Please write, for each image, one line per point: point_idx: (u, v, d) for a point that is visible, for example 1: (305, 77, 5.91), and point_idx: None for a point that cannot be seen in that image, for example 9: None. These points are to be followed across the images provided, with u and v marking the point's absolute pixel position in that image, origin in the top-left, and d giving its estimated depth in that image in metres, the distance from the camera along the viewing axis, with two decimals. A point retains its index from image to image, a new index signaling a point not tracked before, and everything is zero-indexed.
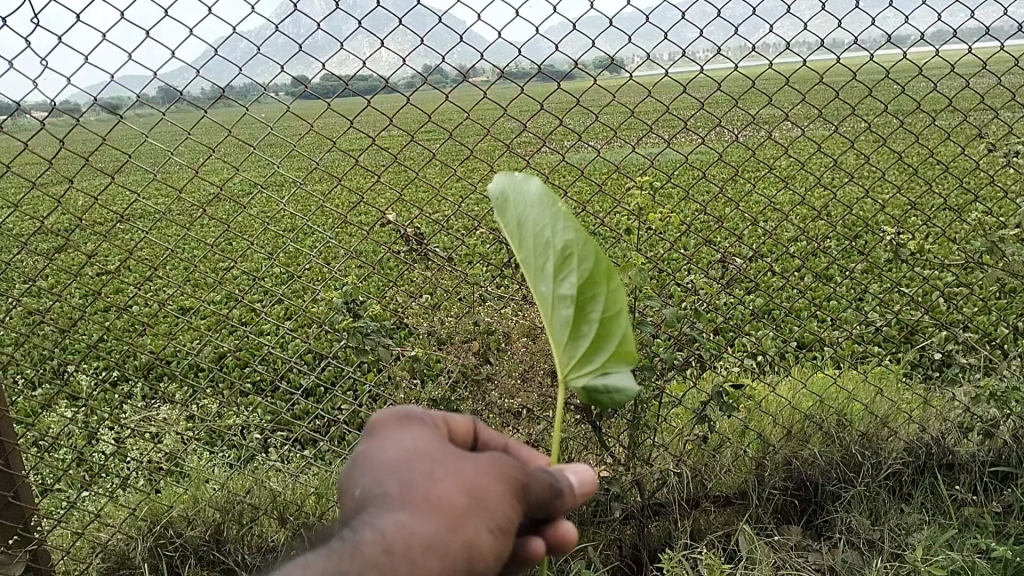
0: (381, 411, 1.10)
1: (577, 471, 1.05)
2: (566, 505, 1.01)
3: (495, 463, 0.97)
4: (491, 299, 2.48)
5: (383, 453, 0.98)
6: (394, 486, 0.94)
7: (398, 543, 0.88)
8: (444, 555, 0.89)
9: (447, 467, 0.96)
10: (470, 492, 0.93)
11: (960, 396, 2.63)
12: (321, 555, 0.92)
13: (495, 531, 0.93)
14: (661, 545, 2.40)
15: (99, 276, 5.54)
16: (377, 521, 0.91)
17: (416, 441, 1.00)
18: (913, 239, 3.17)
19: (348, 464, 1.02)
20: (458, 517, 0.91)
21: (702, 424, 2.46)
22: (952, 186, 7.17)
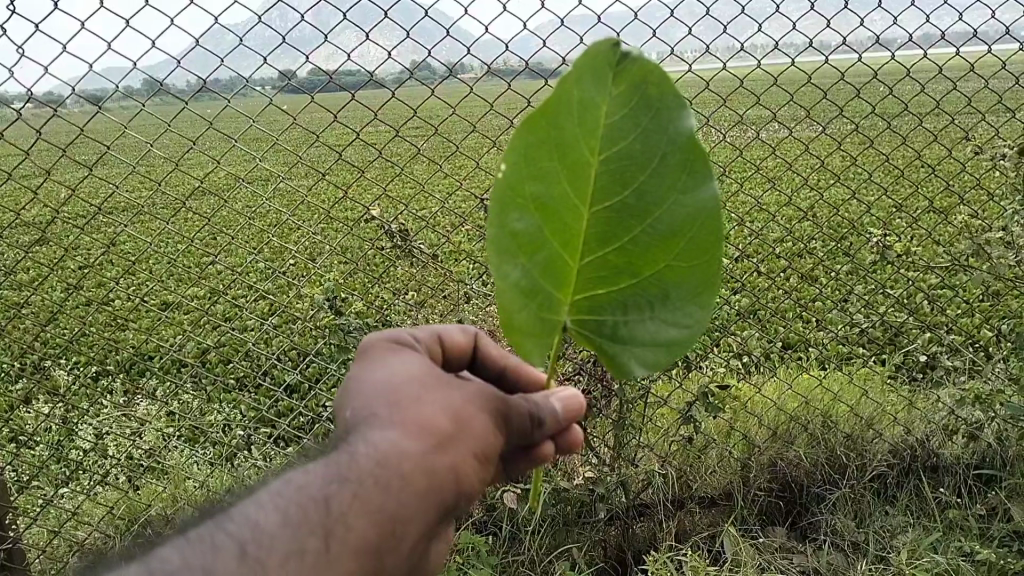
0: (377, 335, 1.15)
1: (562, 395, 1.11)
2: (548, 432, 1.08)
3: (481, 393, 1.03)
4: (477, 297, 2.46)
5: (375, 376, 1.03)
6: (385, 406, 0.99)
7: (390, 458, 0.93)
8: (432, 475, 0.94)
9: (436, 393, 1.01)
10: (457, 420, 0.98)
11: (946, 398, 2.64)
12: (319, 464, 0.98)
13: (480, 452, 0.99)
14: (646, 546, 2.38)
15: (78, 270, 5.47)
16: (371, 437, 0.96)
17: (408, 364, 1.05)
18: (898, 241, 3.17)
19: (342, 385, 1.07)
20: (446, 439, 0.96)
21: (688, 424, 2.45)
22: (937, 189, 7.23)
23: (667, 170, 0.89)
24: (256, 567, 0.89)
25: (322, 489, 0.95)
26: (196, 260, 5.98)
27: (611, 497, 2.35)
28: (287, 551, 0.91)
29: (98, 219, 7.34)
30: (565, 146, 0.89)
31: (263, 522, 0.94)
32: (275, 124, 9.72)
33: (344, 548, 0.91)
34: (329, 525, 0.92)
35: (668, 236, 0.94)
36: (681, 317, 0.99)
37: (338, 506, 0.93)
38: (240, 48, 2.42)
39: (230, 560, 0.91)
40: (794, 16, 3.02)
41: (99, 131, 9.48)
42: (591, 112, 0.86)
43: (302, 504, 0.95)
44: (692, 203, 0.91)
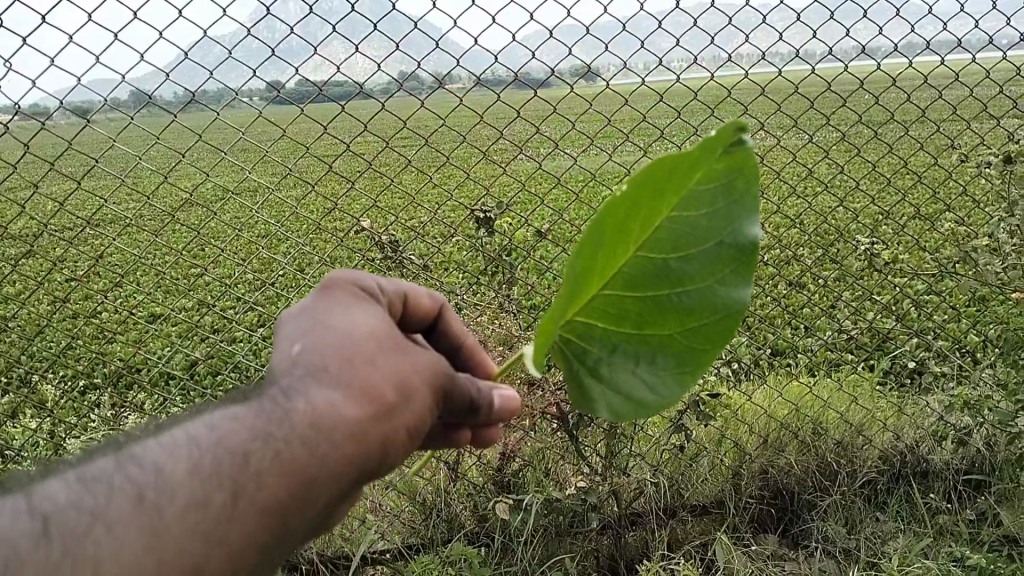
0: (344, 276, 1.05)
1: (503, 391, 1.06)
2: (481, 420, 1.04)
3: (433, 365, 0.95)
4: (467, 307, 2.47)
5: (331, 321, 0.93)
6: (333, 358, 0.89)
7: (324, 418, 0.84)
8: (363, 445, 0.85)
9: (388, 355, 0.91)
10: (402, 390, 0.90)
11: (934, 404, 2.65)
12: (247, 410, 0.87)
13: (415, 428, 0.91)
14: (638, 555, 2.39)
15: (65, 283, 5.43)
16: (309, 391, 0.86)
17: (369, 319, 0.95)
18: (886, 248, 3.19)
19: (291, 323, 0.96)
20: (387, 410, 0.88)
21: (679, 432, 2.46)
22: (923, 196, 7.30)
23: (720, 265, 0.89)
24: (149, 513, 0.77)
25: (244, 439, 0.84)
26: (185, 271, 5.96)
27: (603, 506, 2.35)
28: (190, 501, 0.79)
29: (85, 232, 7.30)
30: (657, 194, 0.85)
31: (170, 466, 0.82)
32: (264, 135, 9.71)
33: (253, 508, 0.80)
34: (241, 480, 0.81)
35: (686, 309, 0.94)
36: (660, 389, 1.00)
37: (256, 460, 0.82)
38: (230, 59, 2.43)
39: (121, 500, 0.78)
40: (779, 25, 3.04)
41: (85, 143, 9.44)
42: (695, 179, 0.83)
43: (217, 451, 0.83)
44: (722, 298, 0.91)
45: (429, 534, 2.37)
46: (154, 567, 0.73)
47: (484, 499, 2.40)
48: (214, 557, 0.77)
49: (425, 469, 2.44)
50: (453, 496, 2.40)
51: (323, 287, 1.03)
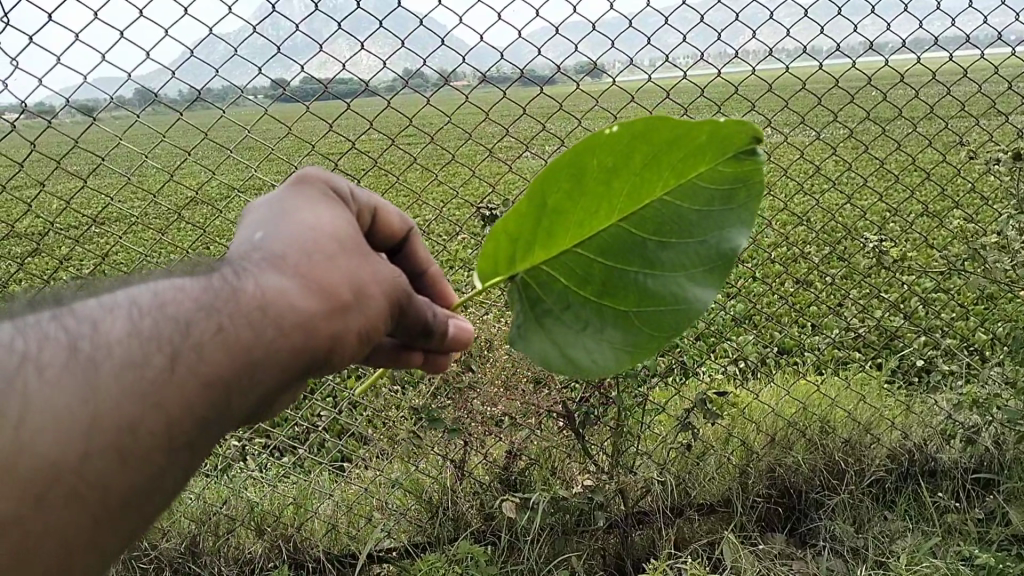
0: (318, 172, 1.04)
1: (458, 324, 1.06)
2: (430, 343, 1.03)
3: (394, 275, 0.93)
4: (472, 305, 2.46)
5: (296, 217, 0.92)
6: (291, 251, 0.87)
7: (272, 305, 0.83)
8: (309, 338, 0.84)
9: (349, 258, 0.90)
10: (358, 293, 0.88)
11: (942, 401, 2.64)
12: (197, 283, 0.88)
13: (366, 332, 0.90)
14: (645, 554, 2.39)
15: (72, 282, 5.45)
16: (261, 276, 0.85)
17: (335, 219, 0.94)
18: (894, 245, 3.17)
19: (259, 210, 0.96)
20: (338, 310, 0.86)
21: (686, 432, 2.45)
22: (931, 193, 7.27)
23: (695, 261, 0.94)
24: (84, 367, 0.78)
25: (189, 310, 0.85)
26: None
27: (609, 505, 2.34)
28: (127, 360, 0.79)
29: (92, 231, 7.32)
30: (652, 162, 0.92)
31: (109, 325, 0.83)
32: (269, 133, 9.72)
33: (190, 377, 0.81)
34: (179, 348, 0.81)
35: (643, 293, 0.97)
36: (602, 358, 1.01)
37: (198, 332, 0.83)
38: (235, 57, 2.42)
39: (57, 351, 0.80)
40: (786, 22, 3.03)
41: (92, 142, 9.47)
42: (691, 161, 0.91)
43: (160, 317, 0.84)
44: (684, 289, 0.96)
45: (436, 532, 2.37)
46: (81, 426, 0.75)
47: (490, 497, 2.40)
48: (148, 418, 0.78)
49: (431, 467, 2.44)
50: (459, 494, 2.40)
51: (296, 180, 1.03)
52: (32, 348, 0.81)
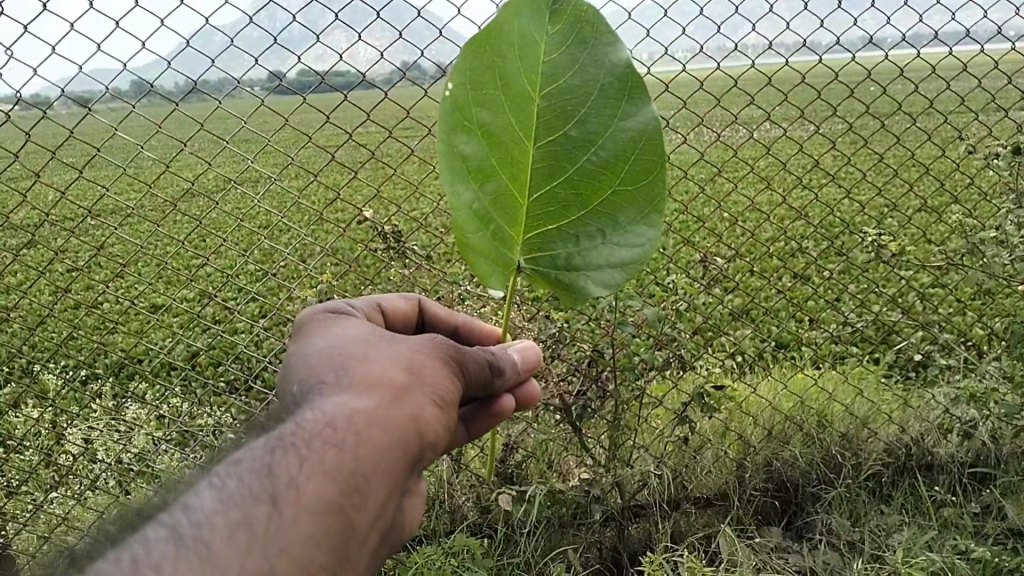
0: (316, 312, 1.27)
1: (521, 348, 1.32)
2: (502, 381, 1.25)
3: (427, 348, 1.15)
4: (470, 298, 2.46)
5: (319, 349, 1.15)
6: (331, 374, 1.08)
7: (344, 418, 1.00)
8: (390, 426, 1.02)
9: (380, 352, 1.11)
10: (407, 371, 1.09)
11: (939, 396, 2.64)
12: (265, 440, 1.01)
13: (435, 399, 1.09)
14: (642, 547, 2.38)
15: (67, 274, 5.43)
16: (319, 403, 1.03)
17: (350, 335, 1.16)
18: (893, 240, 3.17)
19: (287, 366, 1.17)
20: (399, 391, 1.06)
21: (683, 425, 2.45)
22: (930, 188, 7.26)
23: (608, 98, 1.11)
24: (199, 548, 0.86)
25: (269, 460, 0.97)
26: (187, 262, 5.96)
27: (606, 498, 2.34)
28: (234, 524, 0.89)
29: (87, 222, 7.30)
30: (507, 80, 1.12)
31: (199, 504, 0.92)
32: (266, 125, 9.69)
33: (301, 512, 0.92)
34: (278, 493, 0.93)
35: (610, 162, 1.15)
36: (635, 238, 1.19)
37: (288, 474, 0.95)
38: (232, 48, 2.40)
39: (164, 544, 0.86)
40: (786, 16, 3.02)
41: (87, 133, 9.42)
42: (528, 52, 1.11)
43: (249, 480, 0.94)
44: (633, 126, 1.12)
45: (431, 524, 2.36)
46: None
47: (487, 491, 2.40)
48: (279, 564, 0.87)
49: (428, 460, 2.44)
50: (456, 487, 2.39)
51: (300, 330, 1.25)
52: (137, 550, 0.86)
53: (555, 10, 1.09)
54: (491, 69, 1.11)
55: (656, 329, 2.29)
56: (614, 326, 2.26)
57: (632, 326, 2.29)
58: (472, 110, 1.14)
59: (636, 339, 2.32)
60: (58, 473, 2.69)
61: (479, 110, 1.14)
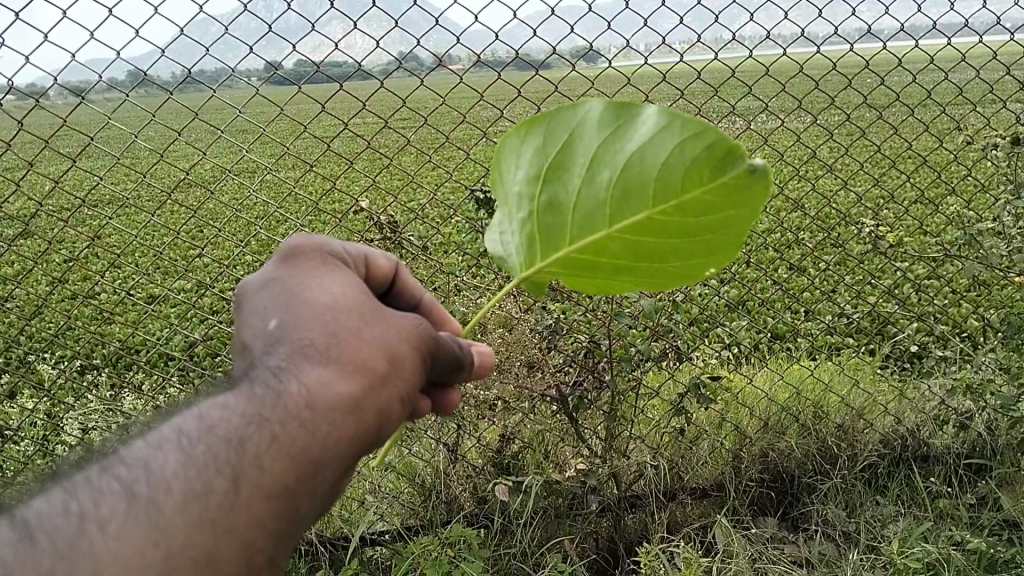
0: (309, 245, 1.13)
1: (477, 351, 1.17)
2: (463, 379, 1.14)
3: (417, 330, 1.03)
4: (467, 289, 2.46)
5: (309, 299, 1.01)
6: (318, 336, 0.97)
7: (320, 399, 0.92)
8: (359, 420, 0.94)
9: (373, 327, 1.00)
10: (392, 359, 0.98)
11: (935, 387, 2.67)
12: (237, 398, 0.94)
13: (406, 396, 1.00)
14: (638, 537, 2.40)
15: (64, 264, 5.42)
16: (300, 371, 0.94)
17: (344, 290, 1.04)
18: (890, 231, 3.16)
19: (262, 297, 1.04)
20: (379, 382, 0.96)
21: (680, 415, 2.44)
22: (925, 180, 7.27)
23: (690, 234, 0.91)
24: (147, 510, 0.82)
25: (238, 426, 0.91)
26: (183, 252, 5.96)
27: (603, 489, 2.34)
28: (191, 491, 0.85)
29: (83, 213, 7.29)
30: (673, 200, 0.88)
31: (159, 461, 0.88)
32: (262, 115, 9.65)
33: (256, 494, 0.87)
34: (241, 467, 0.88)
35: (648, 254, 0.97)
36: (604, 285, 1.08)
37: (254, 446, 0.89)
38: (227, 37, 2.38)
39: (116, 501, 0.83)
40: (785, 7, 2.99)
41: (83, 123, 9.39)
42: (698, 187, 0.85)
43: (211, 444, 0.90)
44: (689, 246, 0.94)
45: (428, 515, 2.37)
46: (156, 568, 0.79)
47: (484, 481, 2.40)
48: (224, 544, 0.84)
49: (425, 451, 2.43)
50: (452, 478, 2.39)
51: (290, 256, 1.10)
52: (85, 508, 0.84)
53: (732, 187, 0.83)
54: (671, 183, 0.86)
55: (652, 320, 2.28)
56: (611, 317, 2.25)
57: (629, 317, 2.29)
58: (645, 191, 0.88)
59: (633, 331, 2.31)
60: (54, 462, 2.69)
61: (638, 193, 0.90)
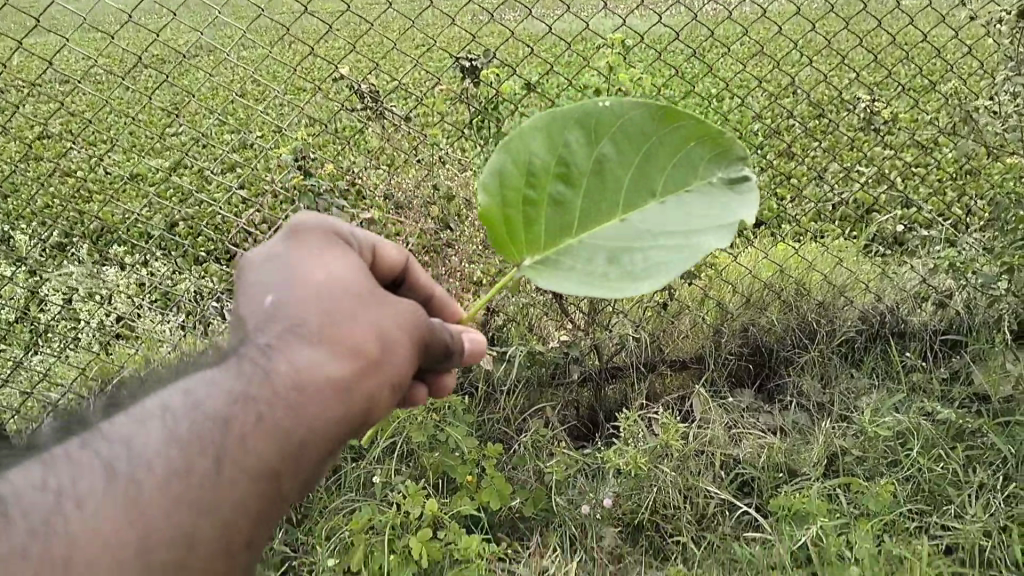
0: (315, 224, 1.23)
1: (472, 337, 1.28)
2: (456, 363, 1.25)
3: (407, 318, 1.14)
4: (451, 161, 2.42)
5: (308, 277, 1.11)
6: (311, 315, 1.08)
7: (306, 382, 1.04)
8: (343, 403, 1.05)
9: (366, 312, 1.10)
10: (378, 344, 1.09)
11: (916, 263, 2.63)
12: (225, 378, 1.06)
13: (391, 381, 1.11)
14: (617, 406, 2.45)
15: (35, 135, 5.26)
16: (291, 352, 1.05)
17: (344, 270, 1.14)
18: (883, 109, 3.10)
19: (263, 271, 1.13)
20: (365, 367, 1.07)
21: (663, 290, 2.46)
22: (922, 59, 7.11)
23: (656, 166, 1.16)
24: (128, 487, 0.94)
25: (224, 407, 1.03)
26: (160, 124, 5.79)
27: (584, 359, 2.39)
28: (173, 470, 0.97)
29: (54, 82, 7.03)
30: (651, 157, 1.16)
31: (143, 439, 1.00)
32: None
33: (238, 474, 0.99)
34: (222, 449, 0.99)
35: (604, 180, 1.20)
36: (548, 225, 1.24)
37: (239, 427, 1.01)
38: None
39: (95, 479, 0.96)
40: None
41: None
42: (701, 157, 1.15)
43: (198, 425, 1.01)
44: (620, 175, 1.19)
45: None
46: (133, 543, 0.91)
47: None
48: (202, 523, 0.96)
49: None
50: None
51: (296, 235, 1.20)
52: (63, 484, 0.97)
53: (697, 147, 1.15)
54: (678, 167, 1.16)
55: None
56: None
57: None
58: (653, 167, 1.17)
59: None
60: (37, 331, 2.68)
61: (654, 172, 1.17)
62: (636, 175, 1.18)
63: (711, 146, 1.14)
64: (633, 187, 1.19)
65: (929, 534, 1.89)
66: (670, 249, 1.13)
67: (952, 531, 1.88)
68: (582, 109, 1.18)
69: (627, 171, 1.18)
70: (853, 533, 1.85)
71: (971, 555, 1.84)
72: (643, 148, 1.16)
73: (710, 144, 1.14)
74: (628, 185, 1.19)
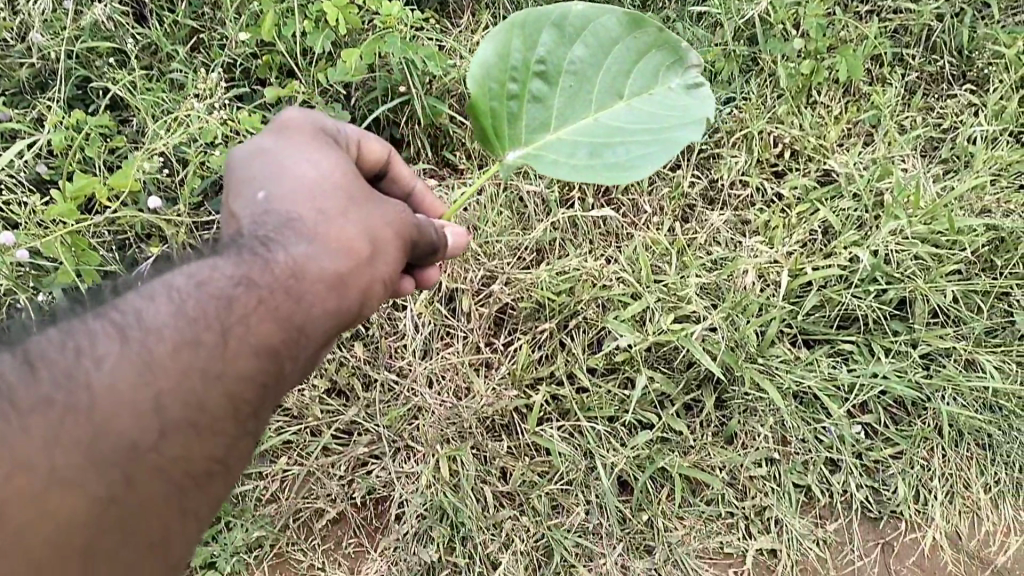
0: (298, 116, 1.05)
1: (452, 232, 1.18)
2: (439, 259, 1.14)
3: (398, 217, 1.01)
4: None
5: (295, 172, 0.96)
6: (306, 207, 0.94)
7: (306, 270, 0.90)
8: (344, 295, 0.93)
9: (362, 208, 0.96)
10: (374, 242, 0.96)
11: None
12: (226, 262, 0.89)
13: (384, 279, 0.98)
14: None
15: None
16: (289, 242, 0.92)
17: (332, 165, 0.98)
18: None
19: (252, 169, 0.98)
20: (363, 262, 0.95)
21: None
22: None
23: (627, 56, 1.22)
24: (139, 355, 0.80)
25: (228, 285, 0.87)
26: None
27: None
28: (181, 340, 0.82)
29: None
30: (618, 58, 1.22)
31: (151, 308, 0.83)
32: None
33: (246, 349, 0.86)
34: (229, 322, 0.85)
35: (581, 70, 1.22)
36: (530, 115, 1.22)
37: (243, 306, 0.87)
38: None
39: (107, 340, 0.80)
40: None
41: None
42: (663, 57, 1.23)
43: (202, 294, 0.86)
44: (592, 63, 1.22)
45: None
46: (152, 418, 0.79)
47: None
48: (210, 401, 0.82)
49: None
50: None
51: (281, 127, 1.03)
52: (80, 343, 0.79)
53: (659, 38, 1.21)
54: (644, 71, 1.22)
55: None
56: None
57: None
58: (624, 69, 1.22)
59: None
60: None
61: (624, 74, 1.22)
62: (608, 67, 1.22)
63: (671, 44, 1.22)
64: (614, 104, 1.22)
65: (879, 18, 1.74)
66: (653, 142, 1.17)
67: (903, 13, 1.73)
68: (556, 13, 1.20)
69: (599, 75, 1.22)
70: (806, 8, 1.66)
71: (916, 38, 1.73)
72: (610, 59, 1.22)
73: (668, 52, 1.22)
74: (603, 81, 1.22)
